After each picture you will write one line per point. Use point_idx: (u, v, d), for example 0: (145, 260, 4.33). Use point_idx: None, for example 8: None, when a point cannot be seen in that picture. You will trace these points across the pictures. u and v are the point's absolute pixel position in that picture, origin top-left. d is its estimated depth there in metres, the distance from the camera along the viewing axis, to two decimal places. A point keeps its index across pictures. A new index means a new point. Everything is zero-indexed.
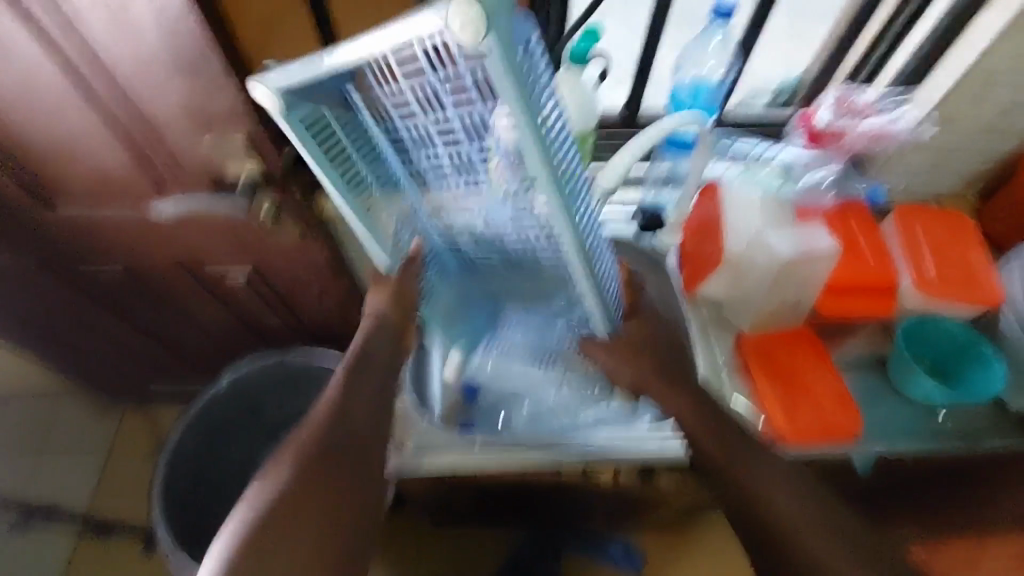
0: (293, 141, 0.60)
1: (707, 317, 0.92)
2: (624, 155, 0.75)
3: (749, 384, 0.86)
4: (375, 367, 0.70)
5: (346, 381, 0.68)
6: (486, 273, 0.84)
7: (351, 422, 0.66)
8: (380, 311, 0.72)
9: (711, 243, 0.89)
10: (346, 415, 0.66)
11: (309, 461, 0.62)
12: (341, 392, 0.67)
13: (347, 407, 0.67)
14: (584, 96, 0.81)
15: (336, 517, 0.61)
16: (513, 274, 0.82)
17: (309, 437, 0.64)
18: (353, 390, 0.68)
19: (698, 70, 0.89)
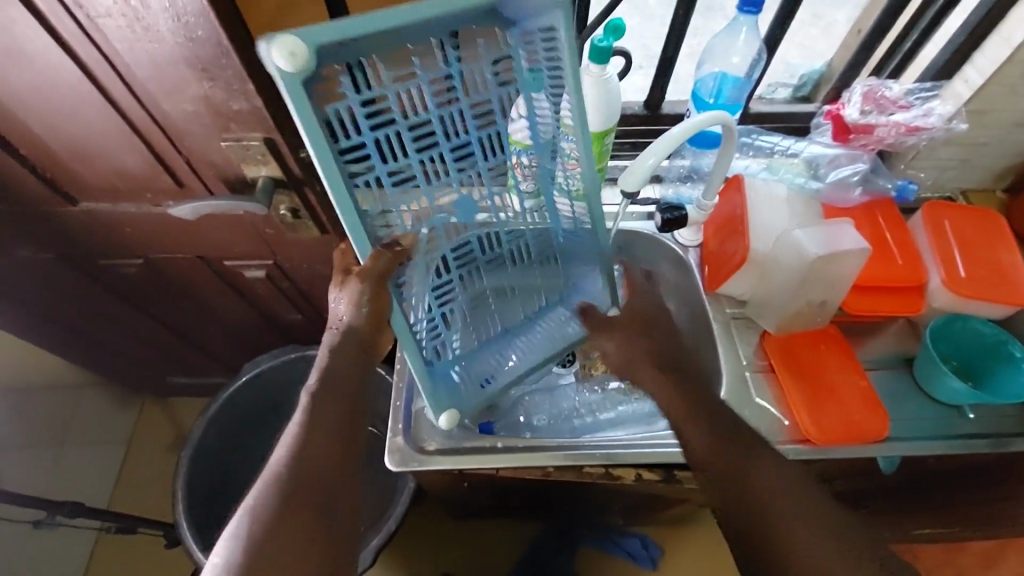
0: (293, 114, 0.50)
1: (731, 317, 0.91)
2: (653, 152, 0.75)
3: (775, 384, 0.85)
4: (347, 382, 0.67)
5: (315, 397, 0.64)
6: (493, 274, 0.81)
7: (336, 437, 0.63)
8: (349, 319, 0.68)
9: (737, 241, 0.87)
10: (316, 432, 0.62)
11: (281, 493, 0.56)
12: (311, 411, 0.63)
13: (318, 424, 0.62)
14: (607, 92, 0.81)
15: (313, 533, 0.56)
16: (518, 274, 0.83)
17: (282, 459, 0.59)
18: (319, 415, 0.63)
19: (722, 65, 0.86)
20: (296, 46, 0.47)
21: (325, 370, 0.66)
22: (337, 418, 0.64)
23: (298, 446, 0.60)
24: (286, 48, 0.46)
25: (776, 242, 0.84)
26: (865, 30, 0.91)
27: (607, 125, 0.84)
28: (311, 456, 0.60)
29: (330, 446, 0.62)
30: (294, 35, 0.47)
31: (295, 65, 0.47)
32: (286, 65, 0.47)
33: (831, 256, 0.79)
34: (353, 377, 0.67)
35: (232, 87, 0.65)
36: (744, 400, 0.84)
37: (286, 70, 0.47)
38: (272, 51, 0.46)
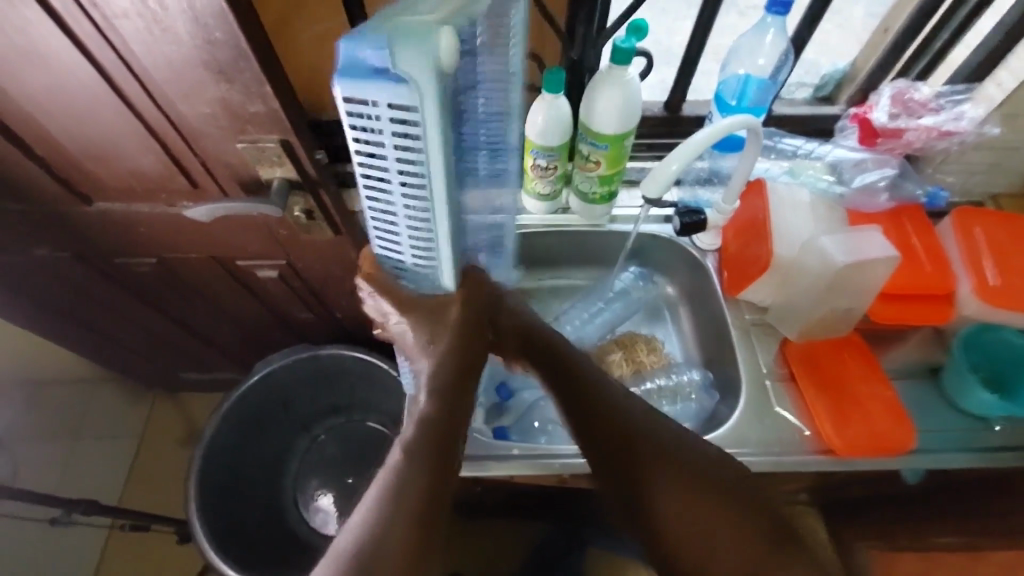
0: (425, 131, 0.44)
1: (750, 322, 0.90)
2: (678, 155, 0.74)
3: (798, 395, 0.83)
4: (448, 428, 0.58)
5: (406, 455, 0.54)
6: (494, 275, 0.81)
7: (408, 491, 0.52)
8: (452, 361, 0.62)
9: (760, 245, 0.86)
10: (405, 490, 0.52)
11: (364, 562, 0.47)
12: (398, 476, 0.53)
13: (401, 485, 0.52)
14: (628, 96, 0.79)
15: None
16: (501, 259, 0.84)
17: (361, 526, 0.50)
18: (409, 475, 0.53)
19: (746, 66, 0.83)
20: (422, 53, 0.40)
21: (424, 422, 0.57)
22: (423, 454, 0.55)
23: (381, 509, 0.51)
24: (446, 39, 0.41)
25: (801, 248, 0.82)
26: (894, 31, 0.88)
27: (544, 143, 0.86)
28: (400, 517, 0.50)
29: (423, 502, 0.52)
30: (444, 31, 0.41)
31: (450, 60, 0.42)
32: (445, 61, 0.41)
33: (858, 264, 0.77)
34: (446, 420, 0.58)
35: (250, 89, 0.64)
36: (764, 409, 0.82)
37: (442, 66, 0.41)
38: (442, 47, 0.41)
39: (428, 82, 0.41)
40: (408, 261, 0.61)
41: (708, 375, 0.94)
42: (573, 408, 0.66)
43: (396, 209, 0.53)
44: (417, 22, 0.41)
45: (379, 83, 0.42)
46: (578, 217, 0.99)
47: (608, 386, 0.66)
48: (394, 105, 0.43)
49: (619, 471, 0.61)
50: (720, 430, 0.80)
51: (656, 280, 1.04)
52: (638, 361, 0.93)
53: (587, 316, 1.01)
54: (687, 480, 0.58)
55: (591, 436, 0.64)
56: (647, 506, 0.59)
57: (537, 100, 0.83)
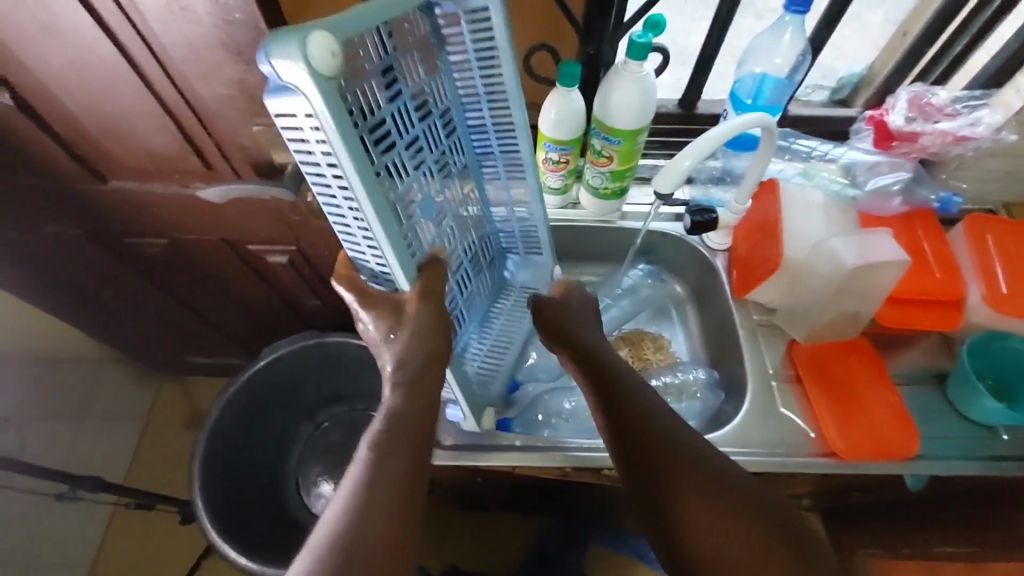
0: (325, 135, 0.46)
1: (758, 323, 0.90)
2: (691, 153, 0.73)
3: (803, 398, 0.82)
4: (421, 420, 0.57)
5: (379, 445, 0.54)
6: (476, 284, 0.83)
7: (384, 479, 0.51)
8: (421, 350, 0.61)
9: (770, 246, 0.85)
10: (377, 482, 0.51)
11: (344, 554, 0.46)
12: (371, 467, 0.52)
13: (377, 475, 0.51)
14: (642, 92, 0.79)
15: None
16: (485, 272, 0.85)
17: (337, 517, 0.49)
18: (382, 466, 0.52)
19: (764, 64, 0.83)
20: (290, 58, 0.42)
21: (392, 412, 0.57)
22: (396, 444, 0.54)
23: (357, 499, 0.50)
24: (316, 42, 0.42)
25: (811, 250, 0.82)
26: (913, 35, 0.88)
27: (558, 137, 0.86)
28: (378, 511, 0.49)
29: (400, 496, 0.51)
30: (314, 32, 0.42)
31: (327, 60, 0.43)
32: (321, 61, 0.43)
33: (867, 267, 0.76)
34: (420, 411, 0.58)
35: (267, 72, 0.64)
36: (770, 410, 0.82)
37: (318, 67, 0.43)
38: (311, 49, 0.42)
39: (309, 84, 0.43)
40: (373, 265, 0.61)
41: (714, 374, 0.93)
42: (603, 408, 0.64)
43: (348, 221, 0.55)
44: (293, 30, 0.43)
45: (280, 98, 0.45)
46: (587, 213, 0.99)
47: (647, 395, 0.63)
48: (296, 112, 0.45)
49: (644, 474, 0.60)
50: (724, 430, 0.80)
51: (664, 279, 1.04)
52: (644, 358, 0.96)
53: None
54: (711, 487, 0.57)
55: (622, 441, 0.62)
56: (667, 501, 0.58)
57: (552, 94, 0.83)
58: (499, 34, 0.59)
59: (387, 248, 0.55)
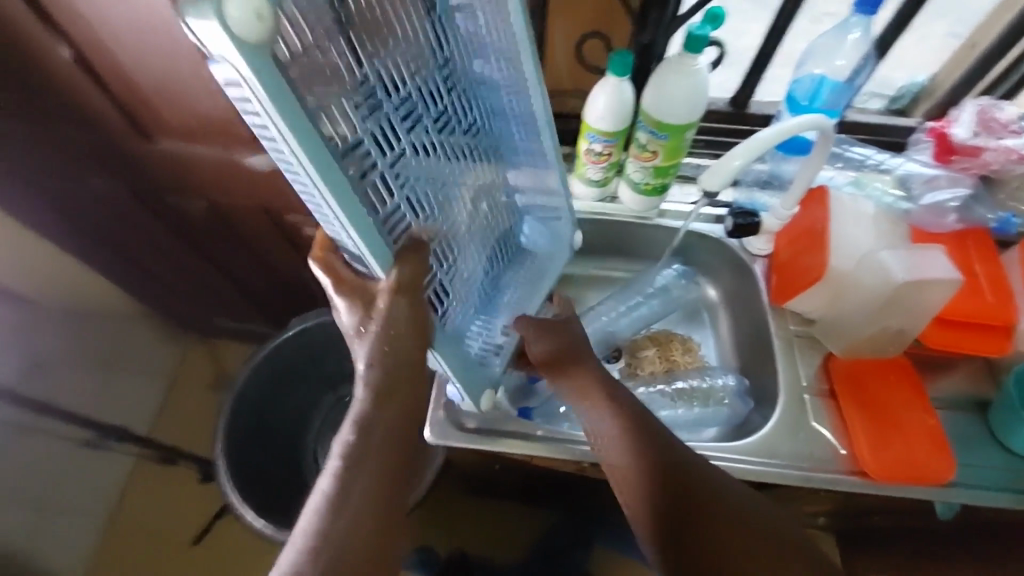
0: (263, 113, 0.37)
1: (794, 333, 0.87)
2: (742, 152, 0.70)
3: (836, 413, 0.80)
4: (394, 422, 0.58)
5: (353, 452, 0.55)
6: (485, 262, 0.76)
7: (358, 486, 0.54)
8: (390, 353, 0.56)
9: (815, 255, 0.82)
10: (350, 491, 0.54)
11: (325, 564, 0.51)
12: (343, 477, 0.54)
13: (349, 485, 0.54)
14: (694, 86, 0.77)
15: None
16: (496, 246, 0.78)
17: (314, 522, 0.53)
18: (355, 475, 0.54)
19: (823, 66, 0.80)
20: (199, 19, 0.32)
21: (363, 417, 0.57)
22: (370, 451, 0.55)
23: (331, 506, 0.53)
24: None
25: (858, 262, 0.79)
26: (982, 47, 0.84)
27: (603, 128, 0.84)
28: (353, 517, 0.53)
29: (375, 503, 0.54)
30: None
31: (251, 21, 0.34)
32: (244, 23, 0.33)
33: (917, 284, 0.74)
34: (395, 414, 0.58)
35: None
36: (800, 423, 0.80)
37: (239, 32, 0.33)
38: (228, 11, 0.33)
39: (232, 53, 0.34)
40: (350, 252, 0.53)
41: (743, 382, 0.91)
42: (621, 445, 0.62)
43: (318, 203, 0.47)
44: None
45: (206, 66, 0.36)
46: (624, 207, 0.97)
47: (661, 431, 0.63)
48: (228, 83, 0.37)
49: (670, 516, 0.58)
50: (751, 439, 0.79)
51: (698, 281, 1.02)
52: (671, 359, 0.93)
53: (624, 308, 0.99)
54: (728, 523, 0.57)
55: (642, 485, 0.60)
56: (693, 540, 0.57)
57: (601, 83, 0.82)
58: None
59: (359, 241, 0.48)
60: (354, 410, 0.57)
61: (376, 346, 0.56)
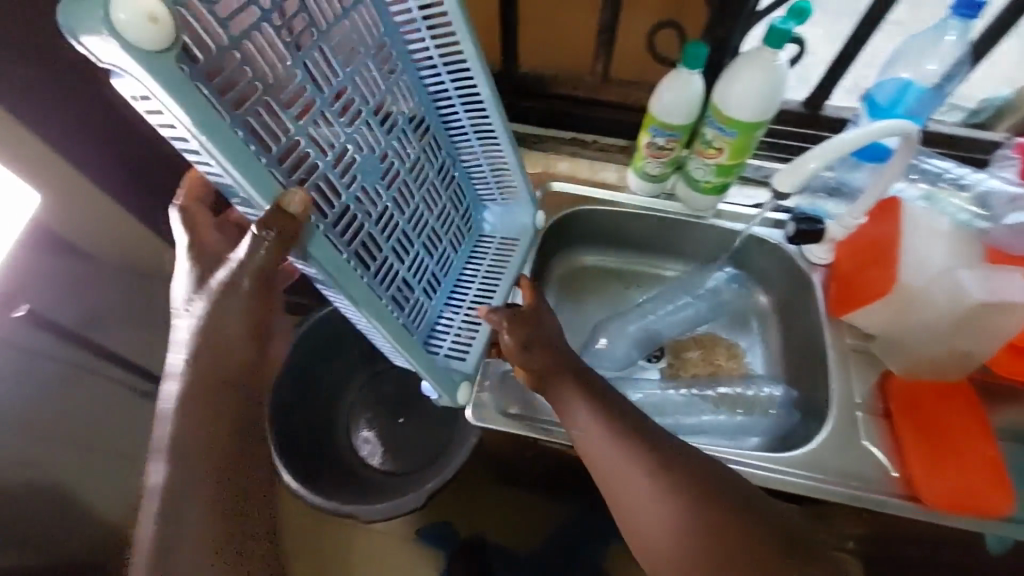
0: (171, 115, 0.43)
1: (851, 347, 0.84)
2: (820, 154, 0.67)
3: (889, 434, 0.77)
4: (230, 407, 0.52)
5: (186, 447, 0.49)
6: (440, 253, 0.80)
7: (189, 488, 0.49)
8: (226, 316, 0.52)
9: (881, 269, 0.79)
10: (184, 495, 0.49)
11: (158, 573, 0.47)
12: (173, 478, 0.49)
13: (182, 489, 0.49)
14: (773, 84, 0.74)
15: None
16: (451, 238, 0.83)
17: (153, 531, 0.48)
18: (184, 475, 0.49)
19: (910, 71, 0.76)
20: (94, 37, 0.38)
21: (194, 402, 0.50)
22: (203, 443, 0.50)
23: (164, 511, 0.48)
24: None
25: (929, 279, 0.75)
26: None
27: (670, 120, 0.82)
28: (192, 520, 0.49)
29: (209, 495, 0.50)
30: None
31: (147, 34, 0.38)
32: (139, 35, 0.38)
33: (994, 306, 0.70)
34: (227, 402, 0.52)
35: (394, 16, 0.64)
36: (850, 440, 0.77)
37: (133, 39, 0.38)
38: (121, 15, 0.38)
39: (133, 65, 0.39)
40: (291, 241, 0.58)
41: (791, 394, 0.89)
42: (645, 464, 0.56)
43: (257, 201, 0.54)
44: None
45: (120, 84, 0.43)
46: (680, 206, 0.95)
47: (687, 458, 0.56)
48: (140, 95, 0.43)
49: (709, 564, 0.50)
50: (798, 451, 0.77)
51: (750, 287, 0.99)
52: (714, 363, 0.93)
53: (671, 307, 0.98)
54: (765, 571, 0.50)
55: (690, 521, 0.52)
56: None
57: (671, 75, 0.80)
58: None
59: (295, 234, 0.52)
60: (161, 427, 0.50)
61: (198, 332, 0.51)
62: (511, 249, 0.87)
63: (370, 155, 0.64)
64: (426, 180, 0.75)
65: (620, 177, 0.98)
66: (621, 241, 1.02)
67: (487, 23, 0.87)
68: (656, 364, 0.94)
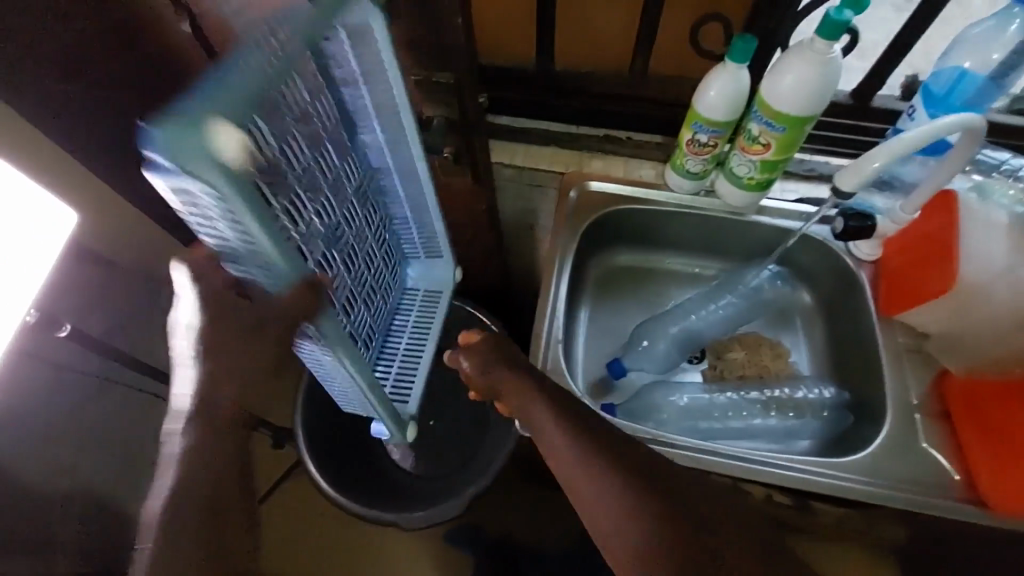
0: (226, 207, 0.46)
1: (905, 346, 0.82)
2: (884, 152, 0.65)
3: (950, 436, 0.75)
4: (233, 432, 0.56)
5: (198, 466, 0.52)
6: (375, 303, 0.80)
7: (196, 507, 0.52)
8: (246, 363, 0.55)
9: (939, 267, 0.76)
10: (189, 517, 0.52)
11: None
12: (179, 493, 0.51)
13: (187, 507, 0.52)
14: (825, 76, 0.71)
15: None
16: (382, 290, 0.81)
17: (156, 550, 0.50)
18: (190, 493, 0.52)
19: (971, 58, 0.72)
20: (179, 153, 0.41)
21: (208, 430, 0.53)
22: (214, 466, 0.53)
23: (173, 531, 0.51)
24: (214, 136, 0.41)
25: (992, 276, 0.72)
26: None
27: (714, 117, 0.79)
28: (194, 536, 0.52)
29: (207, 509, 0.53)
30: (213, 123, 0.41)
31: (232, 150, 0.42)
32: (226, 154, 0.42)
33: None
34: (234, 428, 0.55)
35: (439, 18, 0.61)
36: (909, 444, 0.75)
37: (220, 158, 0.42)
38: (216, 144, 0.41)
39: (209, 177, 0.42)
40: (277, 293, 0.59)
41: (843, 395, 0.86)
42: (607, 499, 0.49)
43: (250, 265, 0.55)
44: (178, 119, 0.40)
45: (173, 177, 0.44)
46: (720, 203, 0.93)
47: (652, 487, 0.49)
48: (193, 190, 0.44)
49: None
50: (856, 456, 0.75)
51: (794, 285, 0.97)
52: (761, 365, 0.91)
53: (712, 307, 0.95)
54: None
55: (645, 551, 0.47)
56: None
57: (716, 70, 0.77)
58: (388, 67, 0.57)
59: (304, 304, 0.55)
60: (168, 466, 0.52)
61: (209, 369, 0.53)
62: (435, 301, 0.88)
63: (325, 225, 0.64)
64: (370, 237, 0.74)
65: (657, 175, 0.96)
66: (659, 240, 1.00)
67: (523, 20, 0.84)
68: (698, 366, 0.93)
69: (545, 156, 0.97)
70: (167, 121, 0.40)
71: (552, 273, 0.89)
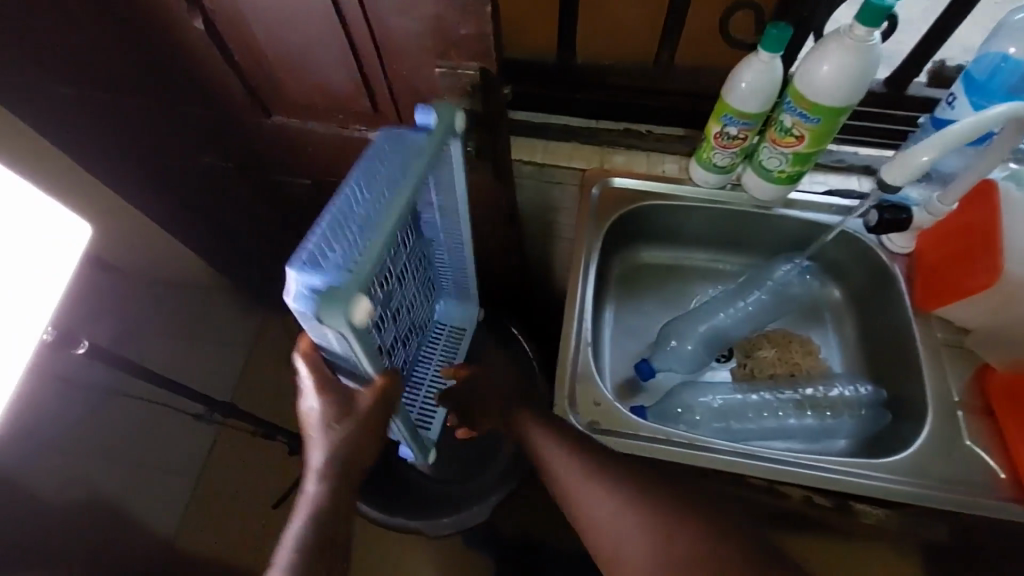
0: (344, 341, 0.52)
1: (942, 341, 0.80)
2: (931, 146, 0.65)
3: (994, 433, 0.73)
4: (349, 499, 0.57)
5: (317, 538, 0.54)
6: (410, 347, 0.84)
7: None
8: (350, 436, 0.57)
9: (980, 260, 0.74)
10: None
11: None
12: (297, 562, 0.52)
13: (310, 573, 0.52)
14: (864, 64, 0.69)
15: None
16: (415, 334, 0.86)
17: None
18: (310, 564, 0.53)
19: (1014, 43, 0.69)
20: (333, 316, 0.47)
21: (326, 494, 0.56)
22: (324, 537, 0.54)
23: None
24: (362, 308, 0.49)
25: None
26: None
27: (746, 109, 0.77)
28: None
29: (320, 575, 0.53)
30: (358, 297, 0.48)
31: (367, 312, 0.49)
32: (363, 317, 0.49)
33: None
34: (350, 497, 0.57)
35: (468, 9, 0.59)
36: (953, 441, 0.73)
37: (358, 319, 0.49)
38: (356, 315, 0.48)
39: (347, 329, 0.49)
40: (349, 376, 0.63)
41: (880, 392, 0.84)
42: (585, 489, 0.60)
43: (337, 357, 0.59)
44: (334, 289, 0.47)
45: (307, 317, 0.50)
46: (747, 197, 0.90)
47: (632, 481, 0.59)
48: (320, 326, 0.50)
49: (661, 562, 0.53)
50: (897, 456, 0.73)
51: (823, 281, 0.95)
52: (793, 362, 0.89)
53: (740, 305, 0.93)
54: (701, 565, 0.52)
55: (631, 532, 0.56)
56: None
57: (748, 59, 0.74)
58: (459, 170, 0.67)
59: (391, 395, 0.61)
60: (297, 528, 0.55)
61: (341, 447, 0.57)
62: (459, 339, 0.94)
63: (390, 299, 0.70)
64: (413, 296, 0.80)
65: (682, 170, 0.92)
66: (683, 236, 0.97)
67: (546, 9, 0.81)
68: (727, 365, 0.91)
69: (568, 154, 0.93)
70: (329, 293, 0.47)
71: (578, 268, 0.86)
